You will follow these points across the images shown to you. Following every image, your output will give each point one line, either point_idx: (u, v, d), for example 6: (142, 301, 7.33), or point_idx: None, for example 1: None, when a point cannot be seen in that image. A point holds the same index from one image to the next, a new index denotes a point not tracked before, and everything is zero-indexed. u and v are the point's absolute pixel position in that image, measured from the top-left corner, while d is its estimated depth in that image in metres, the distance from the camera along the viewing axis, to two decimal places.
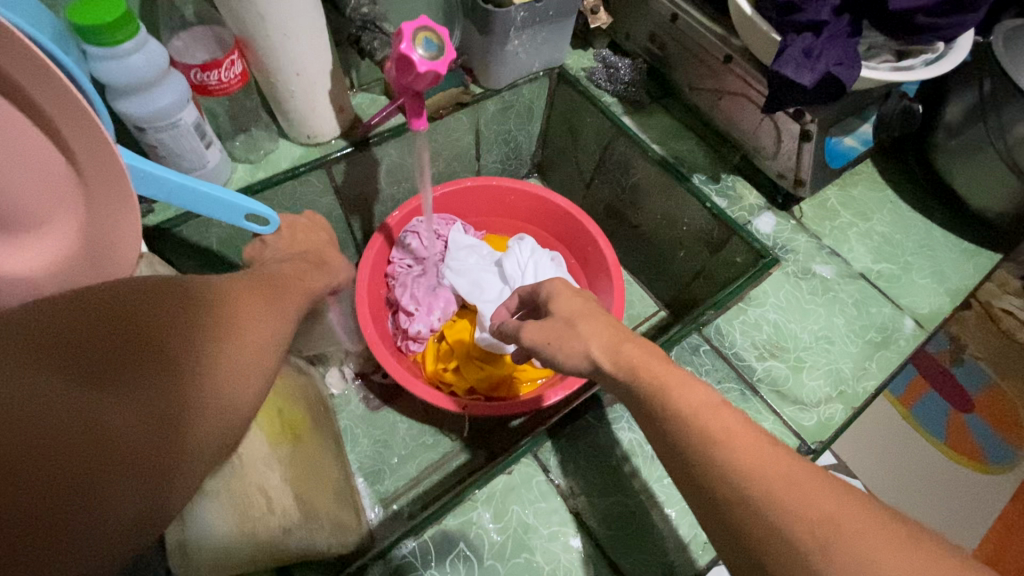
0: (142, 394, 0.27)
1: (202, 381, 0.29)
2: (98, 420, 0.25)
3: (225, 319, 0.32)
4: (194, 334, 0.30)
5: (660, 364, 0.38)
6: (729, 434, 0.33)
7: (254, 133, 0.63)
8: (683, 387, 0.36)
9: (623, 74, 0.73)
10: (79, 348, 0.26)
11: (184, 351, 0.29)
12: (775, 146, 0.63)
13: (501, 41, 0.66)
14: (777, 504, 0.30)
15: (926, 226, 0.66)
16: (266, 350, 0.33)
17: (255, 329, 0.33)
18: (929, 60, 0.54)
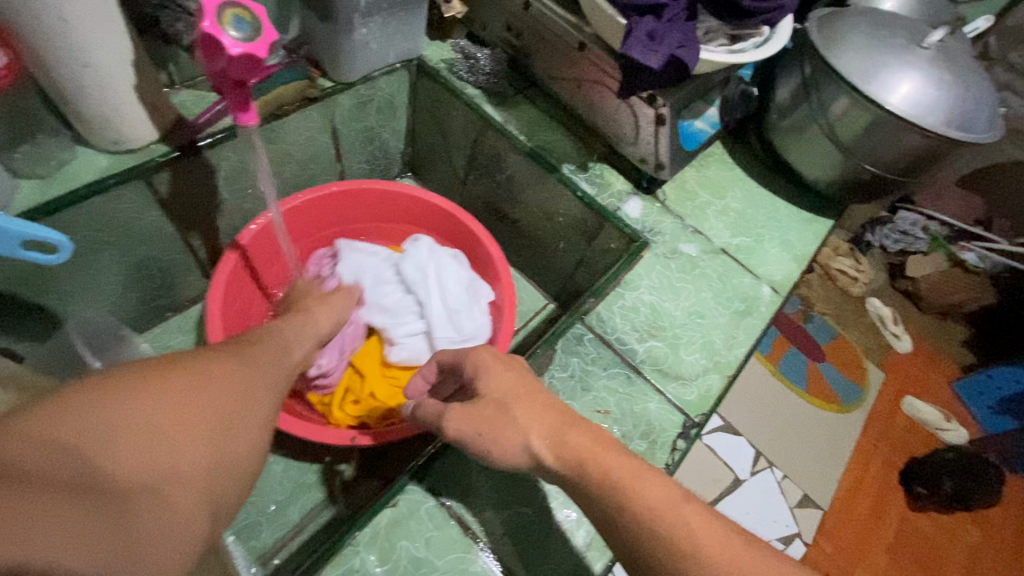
0: (144, 454, 0.24)
1: (182, 459, 0.26)
2: (122, 468, 0.23)
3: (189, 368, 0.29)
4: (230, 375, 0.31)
5: (606, 453, 0.37)
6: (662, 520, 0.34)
7: (38, 141, 0.52)
8: (642, 482, 0.35)
9: (484, 65, 0.71)
10: (168, 373, 0.27)
11: (173, 414, 0.26)
12: (634, 132, 0.64)
13: (346, 29, 0.61)
14: None
15: (771, 200, 0.73)
16: (245, 399, 0.31)
17: (222, 385, 0.30)
18: (758, 42, 0.56)
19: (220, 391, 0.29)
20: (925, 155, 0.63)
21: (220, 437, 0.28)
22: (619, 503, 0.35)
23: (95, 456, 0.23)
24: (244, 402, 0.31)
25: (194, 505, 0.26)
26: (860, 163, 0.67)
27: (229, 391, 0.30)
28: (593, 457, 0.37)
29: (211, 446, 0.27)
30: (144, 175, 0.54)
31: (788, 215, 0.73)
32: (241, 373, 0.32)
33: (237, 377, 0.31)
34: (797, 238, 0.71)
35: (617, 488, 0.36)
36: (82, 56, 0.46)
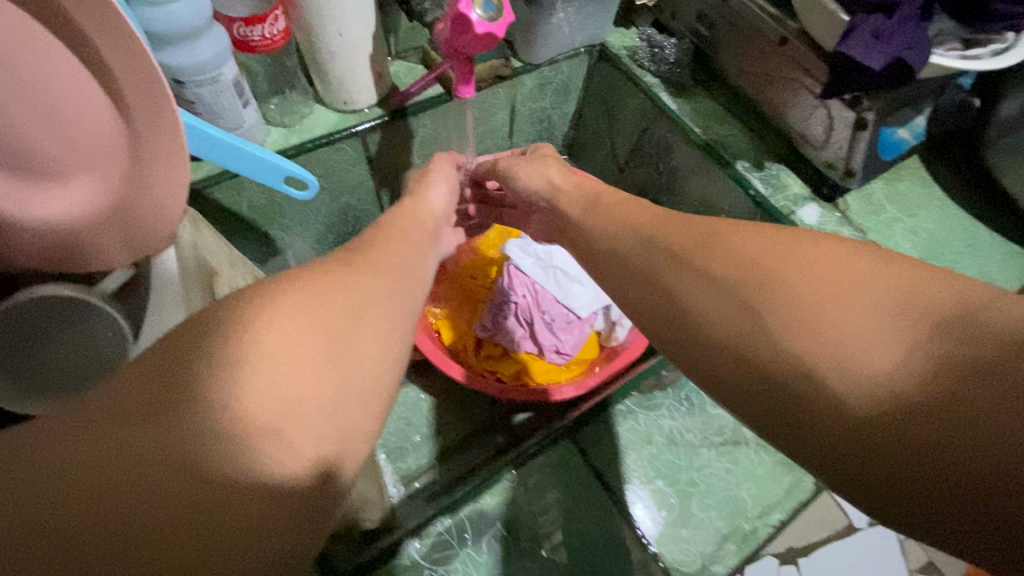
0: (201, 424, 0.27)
1: (303, 387, 0.29)
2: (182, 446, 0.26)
3: (287, 302, 0.31)
4: (302, 307, 0.32)
5: (694, 225, 0.39)
6: (737, 249, 0.35)
7: (289, 97, 0.61)
8: (729, 234, 0.37)
9: (668, 54, 0.72)
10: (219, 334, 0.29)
11: (268, 348, 0.29)
12: (824, 135, 0.61)
13: (547, 13, 0.65)
14: (783, 282, 0.32)
15: (972, 225, 0.66)
16: (351, 320, 0.33)
17: (324, 313, 0.31)
18: (998, 50, 0.51)
19: (322, 317, 0.31)
20: None
21: (336, 365, 0.30)
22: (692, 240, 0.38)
23: (167, 439, 0.26)
24: (354, 322, 0.33)
25: (317, 429, 0.28)
26: None
27: (329, 326, 0.31)
28: (712, 238, 0.37)
29: (320, 367, 0.30)
30: (362, 133, 0.62)
31: (990, 245, 0.65)
32: (346, 297, 0.33)
33: (338, 301, 0.33)
34: (997, 273, 0.63)
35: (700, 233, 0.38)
36: (339, 26, 0.54)
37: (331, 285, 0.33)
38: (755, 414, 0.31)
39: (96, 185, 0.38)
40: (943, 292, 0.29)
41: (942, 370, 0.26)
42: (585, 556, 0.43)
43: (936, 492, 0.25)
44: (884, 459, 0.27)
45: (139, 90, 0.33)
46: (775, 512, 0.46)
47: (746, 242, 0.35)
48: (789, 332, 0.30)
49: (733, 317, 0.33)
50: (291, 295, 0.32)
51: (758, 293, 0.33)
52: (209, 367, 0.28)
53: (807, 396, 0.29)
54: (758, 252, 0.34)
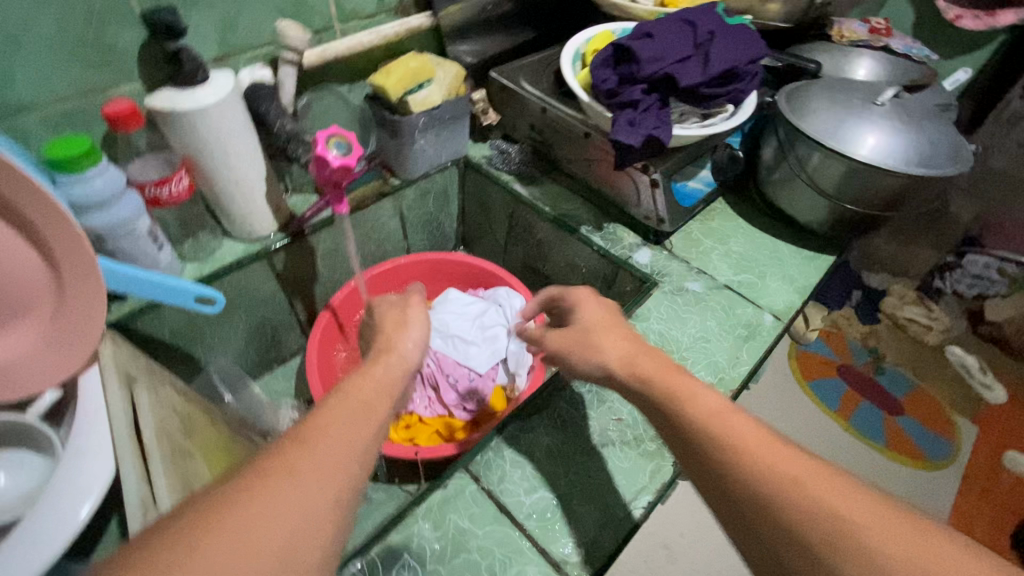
0: (261, 499, 0.31)
1: (300, 528, 0.31)
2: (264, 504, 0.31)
3: (213, 547, 0.28)
4: (315, 450, 0.35)
5: (731, 416, 0.40)
6: (799, 476, 0.35)
7: (200, 236, 0.73)
8: (737, 420, 0.40)
9: (515, 157, 0.91)
10: (270, 450, 0.34)
11: (277, 493, 0.31)
12: (637, 196, 0.78)
13: (409, 141, 0.82)
14: (852, 533, 0.32)
15: (773, 241, 0.83)
16: (299, 536, 0.30)
17: (266, 549, 0.29)
18: (727, 116, 0.70)
19: (258, 543, 0.29)
20: (904, 192, 0.72)
21: (326, 511, 0.32)
22: (675, 419, 0.42)
23: (219, 517, 0.29)
24: (312, 534, 0.31)
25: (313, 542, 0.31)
26: (844, 202, 0.76)
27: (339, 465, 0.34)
28: (666, 378, 0.45)
29: (317, 512, 0.32)
30: (268, 255, 0.74)
31: (790, 255, 0.82)
32: (285, 510, 0.31)
33: (282, 519, 0.30)
34: (797, 274, 0.79)
35: (677, 400, 0.43)
36: (236, 176, 0.67)
37: (258, 509, 0.30)
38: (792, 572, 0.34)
39: (29, 322, 0.47)
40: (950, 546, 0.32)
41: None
42: (484, 568, 0.49)
43: None
44: None
45: (63, 244, 0.44)
46: (643, 494, 0.55)
47: (801, 471, 0.36)
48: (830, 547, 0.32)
49: (788, 487, 0.35)
50: (215, 534, 0.28)
51: (796, 509, 0.34)
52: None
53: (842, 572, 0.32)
54: (825, 494, 0.34)
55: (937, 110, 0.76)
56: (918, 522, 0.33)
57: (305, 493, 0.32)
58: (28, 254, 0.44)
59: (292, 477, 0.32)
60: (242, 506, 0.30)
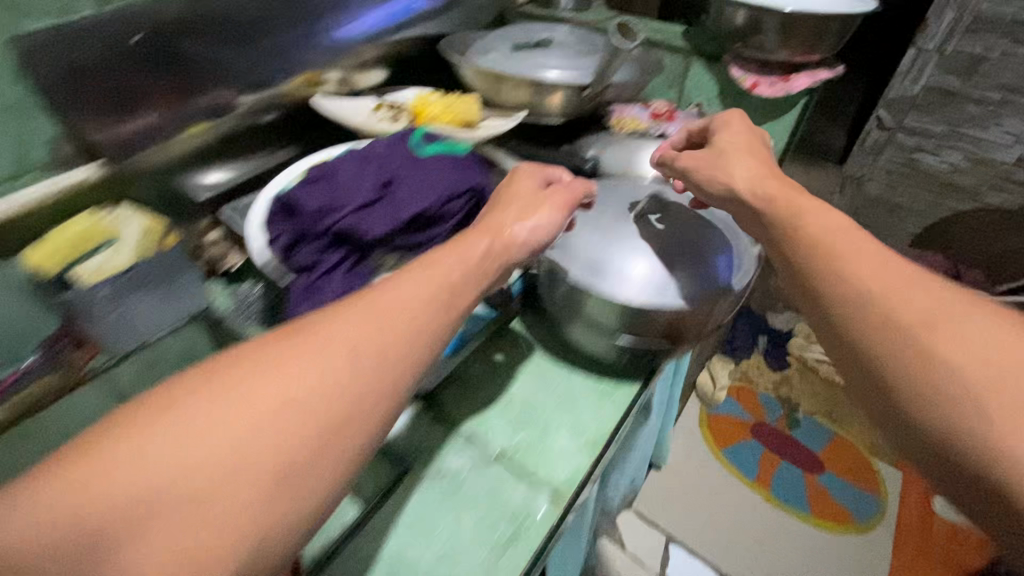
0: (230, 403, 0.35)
1: (282, 442, 0.34)
2: (199, 425, 0.33)
3: (241, 393, 0.35)
4: (330, 335, 0.40)
5: (864, 243, 0.50)
6: (961, 311, 0.44)
7: None
8: (915, 289, 0.46)
9: (257, 305, 0.75)
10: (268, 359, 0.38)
11: (273, 406, 0.35)
12: None
13: (93, 317, 0.64)
14: (967, 376, 0.40)
15: (567, 376, 0.69)
16: (316, 395, 0.37)
17: (262, 438, 0.34)
18: None
19: (280, 468, 0.34)
20: (679, 321, 0.59)
21: (320, 428, 0.36)
22: (842, 320, 0.47)
23: (180, 443, 0.32)
24: (351, 378, 0.38)
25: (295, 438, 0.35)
26: (617, 335, 0.61)
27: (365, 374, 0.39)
28: (783, 197, 0.57)
29: (301, 425, 0.35)
30: None
31: (584, 393, 0.68)
32: (294, 366, 0.37)
33: (264, 407, 0.35)
34: (591, 422, 0.64)
35: (826, 279, 0.49)
36: None
37: (261, 367, 0.37)
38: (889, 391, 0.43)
39: None
40: None
41: None
42: None
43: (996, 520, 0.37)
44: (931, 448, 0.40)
45: None
46: None
47: (925, 304, 0.45)
48: (989, 395, 0.39)
49: (885, 339, 0.44)
50: (221, 388, 0.35)
51: (935, 344, 0.42)
52: (165, 467, 0.31)
53: (939, 452, 0.40)
54: (916, 321, 0.44)
55: (701, 227, 0.65)
56: (950, 315, 0.44)
57: (307, 369, 0.37)
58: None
59: (298, 401, 0.36)
60: (258, 355, 0.38)
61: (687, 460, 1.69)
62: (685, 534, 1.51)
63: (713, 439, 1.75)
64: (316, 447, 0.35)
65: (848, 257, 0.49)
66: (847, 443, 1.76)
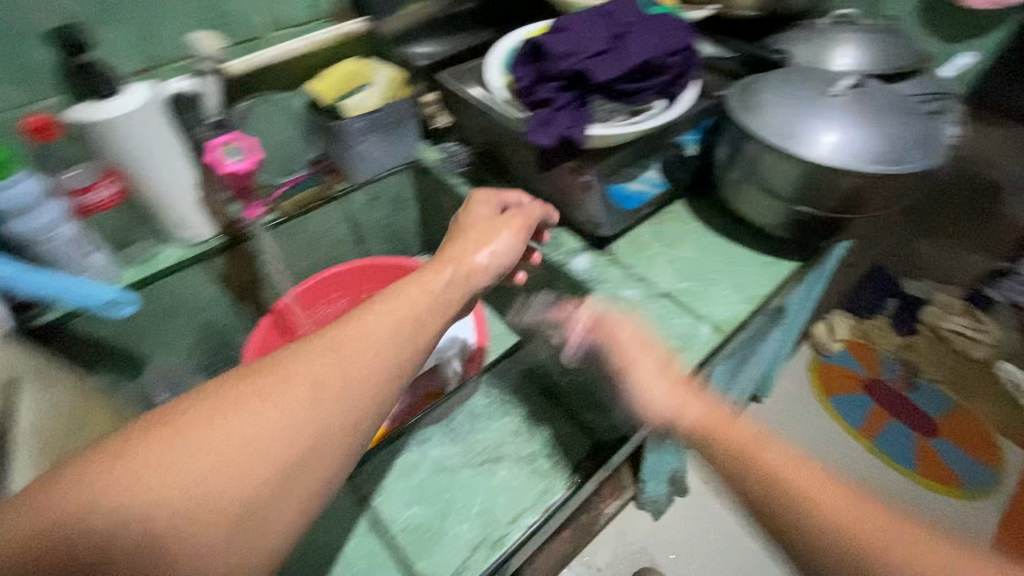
0: (214, 424, 0.35)
1: (236, 483, 0.34)
2: (213, 482, 0.34)
3: (260, 409, 0.37)
4: (277, 402, 0.38)
5: (721, 421, 0.53)
6: (822, 495, 0.45)
7: (145, 243, 0.76)
8: (766, 450, 0.50)
9: (463, 159, 0.90)
10: (213, 424, 0.35)
11: (181, 488, 0.33)
12: (575, 200, 0.74)
13: (349, 146, 0.82)
14: (823, 548, 0.44)
15: (729, 246, 0.77)
16: (281, 436, 0.37)
17: (249, 425, 0.36)
18: (654, 114, 0.65)
19: (218, 520, 0.33)
20: (853, 194, 0.64)
21: (280, 489, 0.36)
22: (752, 465, 0.49)
23: (171, 486, 0.33)
24: (297, 416, 0.38)
25: (229, 491, 0.34)
26: (791, 204, 0.68)
27: (305, 431, 0.38)
28: None
29: (285, 415, 0.37)
30: (204, 261, 0.76)
31: (745, 260, 0.75)
32: (276, 391, 0.38)
33: (256, 437, 0.36)
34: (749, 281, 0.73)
35: (745, 454, 0.50)
36: (165, 184, 0.69)
37: (293, 402, 0.38)
38: (768, 513, 0.47)
39: None
40: None
41: None
42: None
43: None
44: None
45: None
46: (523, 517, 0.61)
47: (809, 482, 0.46)
48: None
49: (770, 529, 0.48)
50: (213, 420, 0.35)
51: (782, 532, 0.46)
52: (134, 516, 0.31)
53: (795, 550, 0.46)
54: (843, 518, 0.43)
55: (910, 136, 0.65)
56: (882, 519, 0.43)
57: (285, 393, 0.38)
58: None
59: (266, 398, 0.37)
60: (225, 396, 0.37)
61: (793, 401, 1.69)
62: (777, 465, 1.56)
63: (823, 386, 1.72)
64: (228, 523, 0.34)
65: (749, 455, 0.50)
66: (973, 415, 1.64)
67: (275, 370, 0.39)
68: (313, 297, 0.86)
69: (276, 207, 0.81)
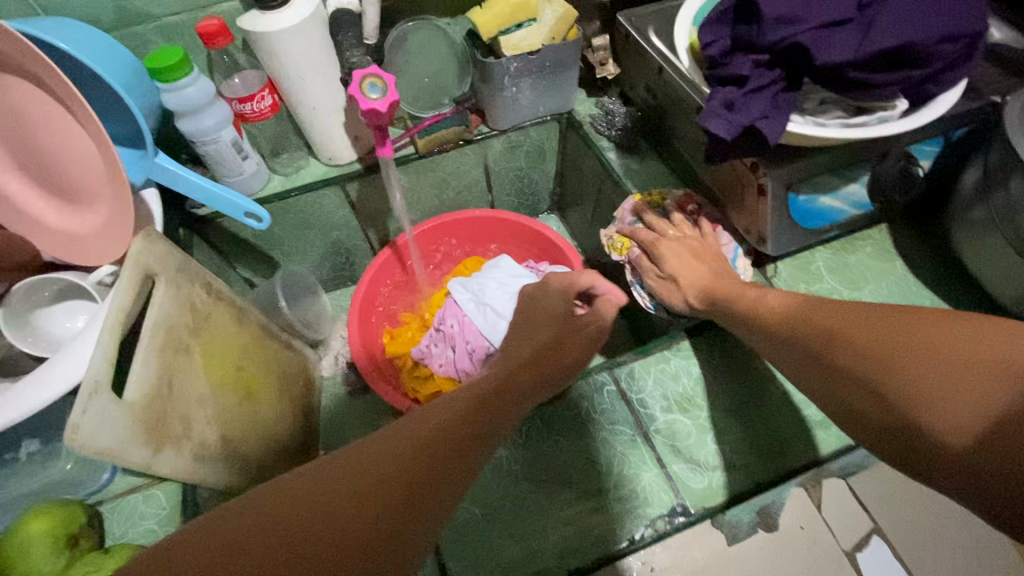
0: (450, 397, 0.39)
1: (468, 423, 0.37)
2: (452, 405, 0.38)
3: (469, 390, 0.40)
4: (498, 367, 0.43)
5: (734, 294, 0.53)
6: (976, 336, 0.36)
7: (291, 154, 0.78)
8: (838, 311, 0.44)
9: (619, 121, 0.77)
10: (461, 387, 0.40)
11: (430, 427, 0.36)
12: (739, 202, 0.60)
13: (498, 87, 0.74)
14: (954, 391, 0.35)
15: (934, 306, 0.59)
16: (501, 386, 0.40)
17: (475, 386, 0.40)
18: (884, 118, 0.48)
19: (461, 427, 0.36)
20: None
21: (500, 423, 0.38)
22: (856, 350, 0.40)
23: (426, 430, 0.35)
24: (506, 382, 0.41)
25: (453, 416, 0.37)
26: None
27: (518, 375, 0.41)
28: None
29: (510, 377, 0.41)
30: (341, 183, 0.78)
31: None
32: (495, 376, 0.42)
33: (473, 396, 0.39)
34: None
35: (839, 338, 0.42)
36: (313, 104, 0.70)
37: (494, 363, 0.44)
38: (849, 394, 0.40)
39: (88, 207, 0.56)
40: (994, 345, 0.35)
41: (973, 422, 0.34)
42: None
43: (896, 433, 0.37)
44: (946, 404, 0.35)
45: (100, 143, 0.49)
46: (574, 558, 0.47)
47: (784, 309, 0.47)
48: (905, 397, 0.37)
49: (953, 428, 0.35)
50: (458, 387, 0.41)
51: (904, 386, 0.37)
52: (385, 452, 0.34)
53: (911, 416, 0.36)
54: (876, 344, 0.39)
55: None
56: (918, 317, 0.39)
57: (501, 366, 0.43)
58: (76, 133, 0.51)
59: (478, 386, 0.40)
60: (458, 399, 0.39)
61: None
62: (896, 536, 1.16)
63: None
64: (470, 416, 0.37)
65: (847, 327, 0.42)
66: None
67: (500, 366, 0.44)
68: (434, 239, 0.84)
69: (412, 141, 0.78)
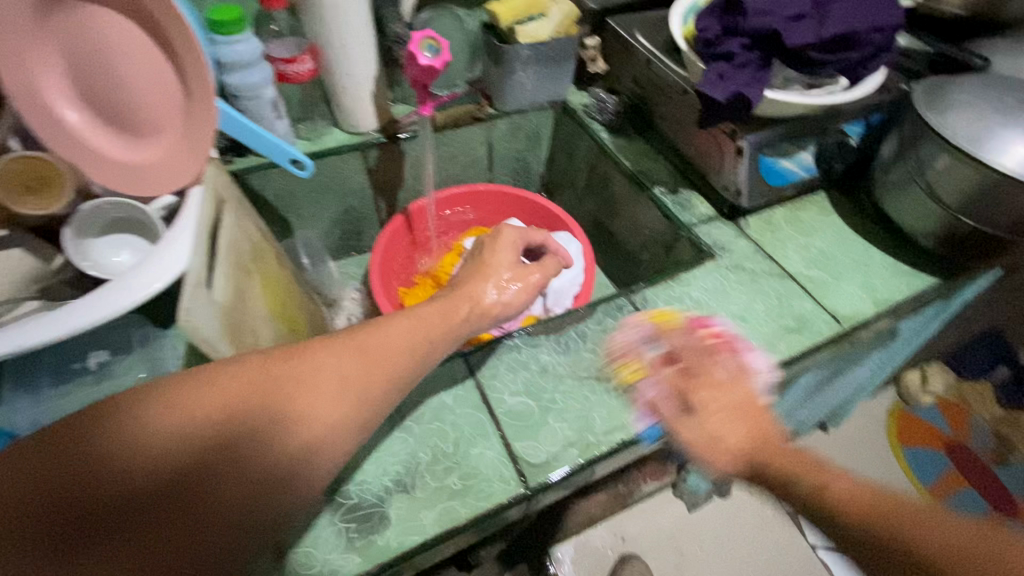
0: (120, 466, 0.36)
1: (192, 499, 0.37)
2: (162, 482, 0.36)
3: (129, 452, 0.37)
4: (207, 402, 0.40)
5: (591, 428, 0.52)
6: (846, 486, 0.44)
7: (314, 121, 0.84)
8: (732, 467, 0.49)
9: (610, 107, 0.89)
10: (128, 439, 0.37)
11: (141, 501, 0.36)
12: (720, 165, 0.74)
13: (510, 71, 0.85)
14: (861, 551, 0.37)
15: (866, 247, 0.75)
16: (232, 444, 0.39)
17: (185, 446, 0.38)
18: (833, 91, 0.64)
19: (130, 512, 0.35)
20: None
21: (256, 486, 0.38)
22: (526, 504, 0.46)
23: (140, 511, 0.36)
24: (214, 429, 0.39)
25: (207, 508, 0.37)
26: (955, 215, 0.65)
27: (250, 429, 0.40)
28: None
29: (223, 419, 0.39)
30: (363, 149, 0.84)
31: (880, 263, 0.73)
32: (169, 417, 0.38)
33: (188, 465, 0.37)
34: (882, 285, 0.71)
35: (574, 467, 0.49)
36: (348, 71, 0.76)
37: (208, 396, 0.40)
38: None
39: (156, 139, 0.60)
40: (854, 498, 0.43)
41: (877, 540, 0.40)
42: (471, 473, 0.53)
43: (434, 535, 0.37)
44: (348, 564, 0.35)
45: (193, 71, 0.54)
46: (619, 432, 0.56)
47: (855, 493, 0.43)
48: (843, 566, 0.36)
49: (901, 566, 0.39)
50: (106, 436, 0.37)
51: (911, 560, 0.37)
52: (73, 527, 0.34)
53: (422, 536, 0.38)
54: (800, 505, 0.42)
55: None
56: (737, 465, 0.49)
57: (210, 401, 0.40)
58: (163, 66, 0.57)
59: (136, 434, 0.37)
60: (120, 451, 0.37)
61: None
62: None
63: (896, 433, 1.51)
64: (205, 464, 0.38)
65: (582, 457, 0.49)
66: None
67: (145, 411, 0.38)
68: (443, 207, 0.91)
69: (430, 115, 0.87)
